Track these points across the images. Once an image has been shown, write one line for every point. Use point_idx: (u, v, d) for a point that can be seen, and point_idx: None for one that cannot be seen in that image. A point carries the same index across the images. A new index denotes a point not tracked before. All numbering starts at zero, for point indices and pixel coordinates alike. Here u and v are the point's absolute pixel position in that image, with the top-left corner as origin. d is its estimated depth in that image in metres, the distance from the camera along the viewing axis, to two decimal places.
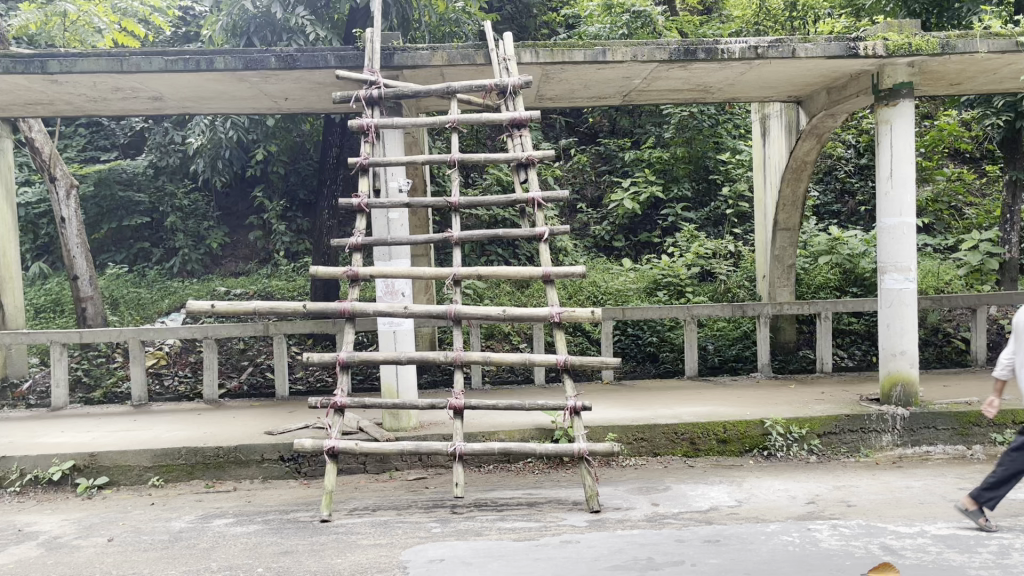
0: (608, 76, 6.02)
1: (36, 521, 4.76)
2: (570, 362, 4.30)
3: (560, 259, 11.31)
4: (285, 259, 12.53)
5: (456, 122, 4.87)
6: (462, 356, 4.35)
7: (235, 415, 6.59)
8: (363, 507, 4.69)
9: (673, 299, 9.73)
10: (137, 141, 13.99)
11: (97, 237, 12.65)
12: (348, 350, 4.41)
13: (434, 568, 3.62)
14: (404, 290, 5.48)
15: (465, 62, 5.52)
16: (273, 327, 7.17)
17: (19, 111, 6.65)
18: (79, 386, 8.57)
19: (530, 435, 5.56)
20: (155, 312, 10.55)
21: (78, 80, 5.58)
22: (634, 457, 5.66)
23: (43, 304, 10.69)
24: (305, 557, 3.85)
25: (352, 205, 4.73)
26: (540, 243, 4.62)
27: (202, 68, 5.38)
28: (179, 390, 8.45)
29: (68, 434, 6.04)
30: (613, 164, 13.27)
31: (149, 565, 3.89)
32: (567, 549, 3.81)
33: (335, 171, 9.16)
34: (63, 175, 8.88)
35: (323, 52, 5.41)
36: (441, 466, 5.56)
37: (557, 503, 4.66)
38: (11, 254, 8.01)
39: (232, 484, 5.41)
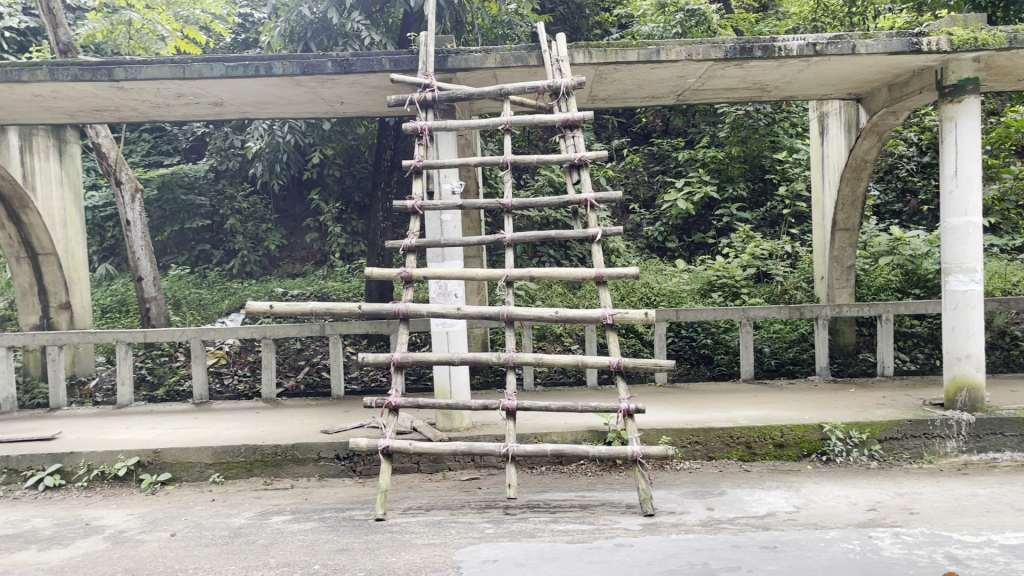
0: (661, 74, 5.97)
1: (103, 516, 4.92)
2: (623, 364, 4.27)
3: (612, 260, 11.28)
4: (341, 260, 12.71)
5: (509, 123, 4.87)
6: (514, 359, 4.36)
7: (292, 413, 6.71)
8: (417, 506, 4.73)
9: (727, 300, 9.60)
10: (198, 145, 14.35)
11: (160, 240, 13.02)
12: (402, 350, 4.46)
13: (488, 568, 3.63)
14: (457, 292, 5.50)
15: (519, 64, 5.53)
16: (329, 327, 7.25)
17: (88, 117, 6.88)
18: (143, 384, 8.82)
19: (583, 437, 5.54)
20: (216, 312, 10.80)
21: (143, 86, 5.75)
22: (689, 460, 5.59)
23: (110, 304, 11.03)
24: (361, 555, 3.90)
25: (407, 207, 4.77)
26: (593, 244, 4.59)
27: (261, 74, 5.49)
28: (239, 389, 8.64)
29: (132, 430, 6.23)
30: (666, 164, 13.19)
31: (209, 560, 3.97)
32: (621, 552, 3.78)
33: (389, 174, 9.28)
34: (129, 179, 9.12)
35: (378, 55, 5.45)
36: (494, 467, 5.57)
37: (610, 506, 4.63)
38: (79, 255, 8.32)
39: (289, 482, 5.51)
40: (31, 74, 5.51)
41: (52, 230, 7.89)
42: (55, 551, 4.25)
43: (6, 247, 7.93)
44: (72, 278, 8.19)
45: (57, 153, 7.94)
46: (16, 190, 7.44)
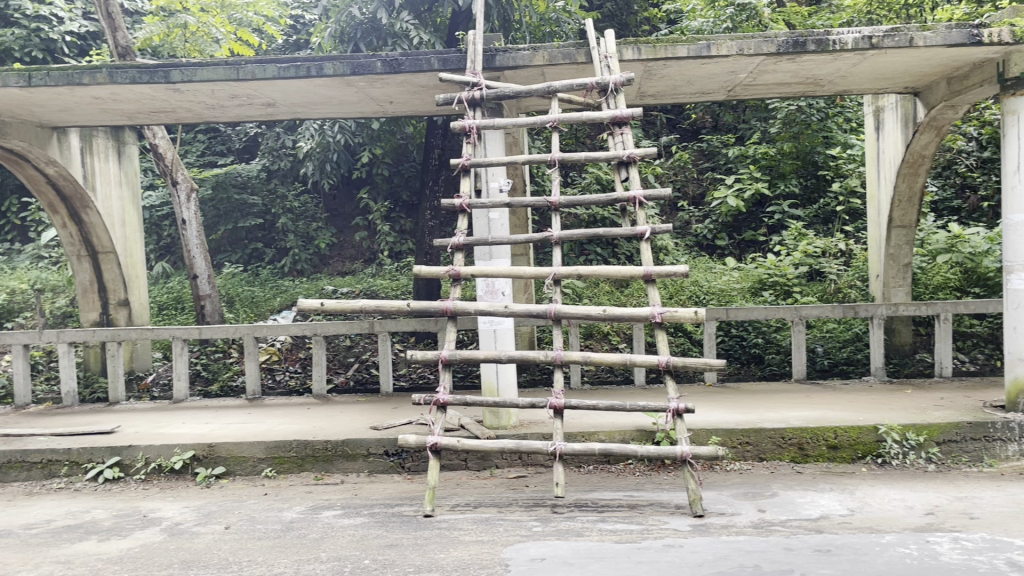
0: (713, 70, 5.89)
1: (160, 508, 5.05)
2: (673, 363, 4.24)
3: (660, 258, 11.18)
4: (390, 259, 12.80)
5: (557, 120, 4.86)
6: (562, 357, 4.35)
7: (341, 409, 6.79)
8: (465, 503, 4.75)
9: (779, 299, 9.45)
10: (251, 145, 14.62)
11: (215, 238, 13.29)
12: (450, 348, 4.49)
13: (536, 567, 3.62)
14: (504, 290, 5.51)
15: (567, 61, 5.51)
16: (378, 325, 7.31)
17: (146, 119, 7.05)
18: (198, 379, 9.02)
19: (631, 436, 5.50)
20: (268, 310, 10.99)
21: (198, 88, 5.87)
22: (739, 461, 5.52)
23: (166, 301, 11.29)
24: (410, 551, 3.93)
25: (454, 205, 4.80)
26: (642, 242, 4.56)
27: (312, 74, 5.57)
28: (290, 385, 8.78)
29: (187, 424, 6.38)
30: (716, 160, 13.04)
31: (262, 553, 4.04)
32: (670, 553, 3.75)
33: (437, 173, 9.33)
34: (184, 179, 9.32)
35: (426, 55, 5.49)
36: (541, 465, 5.57)
37: (659, 506, 4.59)
38: (138, 254, 8.56)
39: (340, 477, 5.58)
40: (91, 77, 5.66)
41: (112, 229, 8.12)
42: (114, 541, 4.37)
43: (68, 245, 8.18)
44: (131, 276, 8.44)
45: (116, 154, 8.18)
46: (77, 190, 7.67)
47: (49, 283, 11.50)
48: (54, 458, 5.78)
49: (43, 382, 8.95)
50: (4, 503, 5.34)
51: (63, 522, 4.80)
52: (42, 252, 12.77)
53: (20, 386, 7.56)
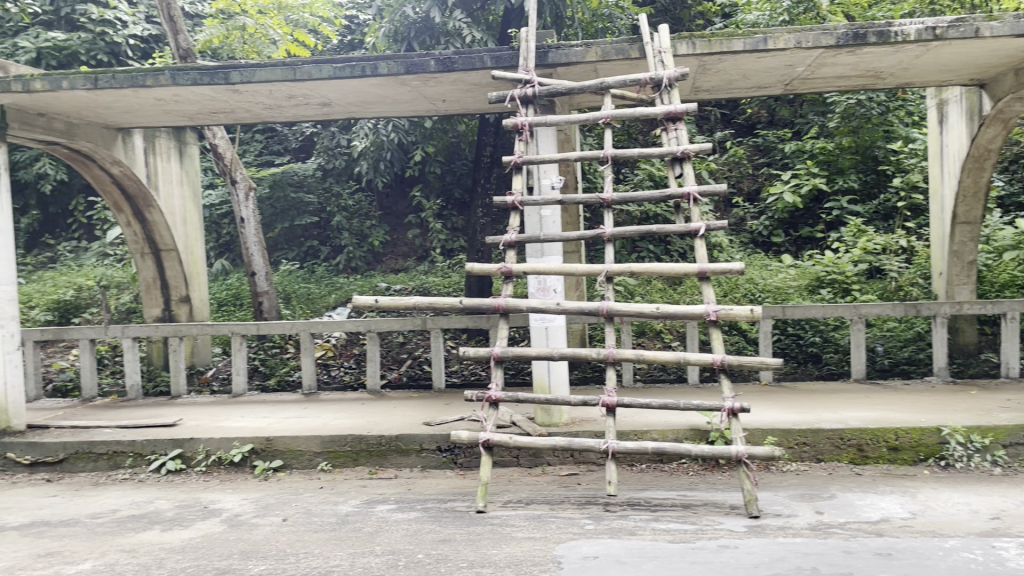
0: (770, 64, 5.79)
1: (220, 499, 5.17)
2: (728, 362, 4.20)
3: (715, 255, 11.04)
4: (442, 256, 12.89)
5: (610, 117, 4.83)
6: (614, 355, 4.35)
7: (395, 405, 6.87)
8: (517, 500, 4.76)
9: (837, 297, 9.24)
10: (307, 144, 14.85)
11: (272, 236, 13.54)
12: (502, 345, 4.54)
13: (588, 564, 3.62)
14: (556, 287, 5.49)
15: (620, 57, 5.46)
16: (431, 322, 7.36)
17: (206, 119, 7.22)
18: (257, 374, 9.22)
19: (684, 436, 5.44)
20: (324, 306, 11.15)
21: (256, 89, 5.99)
22: (796, 462, 5.43)
23: (225, 298, 11.55)
24: (463, 546, 3.96)
25: (506, 202, 4.83)
26: (696, 239, 4.51)
27: (367, 74, 5.64)
28: (345, 380, 8.91)
29: (246, 418, 6.52)
30: (772, 155, 12.83)
31: (319, 546, 4.11)
32: (725, 554, 3.71)
33: (489, 170, 9.33)
34: (243, 178, 9.52)
35: (479, 53, 5.51)
36: (594, 463, 5.54)
37: (713, 506, 4.54)
38: (198, 252, 8.76)
39: (393, 472, 5.64)
40: (154, 79, 5.81)
41: (174, 228, 8.34)
42: (177, 531, 4.49)
43: (132, 243, 8.44)
44: (191, 273, 8.64)
45: (177, 154, 8.40)
46: (140, 190, 7.90)
47: (113, 280, 11.86)
48: (119, 449, 5.96)
49: (108, 376, 9.24)
50: (72, 493, 5.52)
51: (128, 512, 4.95)
52: (108, 249, 13.17)
53: (86, 380, 7.81)
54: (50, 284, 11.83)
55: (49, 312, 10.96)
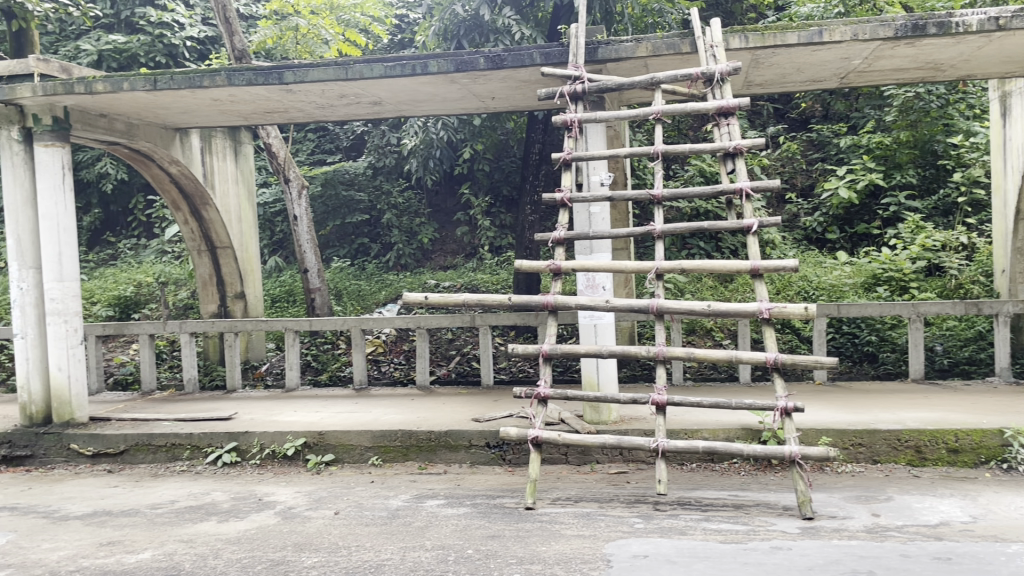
0: (825, 57, 5.69)
1: (274, 492, 5.27)
2: (781, 361, 4.13)
3: (767, 252, 10.86)
4: (490, 253, 12.93)
5: (660, 112, 4.79)
6: (664, 352, 4.32)
7: (444, 401, 6.92)
8: (566, 497, 4.76)
9: (895, 296, 9.01)
10: (358, 143, 15.03)
11: (323, 234, 13.74)
12: (551, 342, 4.55)
13: (638, 563, 3.59)
14: (605, 284, 5.45)
15: (671, 52, 5.39)
16: (479, 319, 7.38)
17: (261, 119, 7.34)
18: (309, 369, 9.37)
19: (736, 435, 5.36)
20: (373, 303, 11.25)
21: (309, 88, 6.07)
22: (851, 463, 5.32)
23: (279, 294, 11.75)
24: (512, 542, 3.96)
25: (555, 199, 4.84)
26: (749, 236, 4.45)
27: (418, 72, 5.68)
28: (395, 376, 9.00)
29: (299, 413, 6.63)
30: (827, 150, 12.62)
31: (370, 539, 4.16)
32: (778, 555, 3.65)
33: (537, 167, 9.30)
34: (295, 177, 9.67)
35: (528, 50, 5.50)
36: (643, 462, 5.50)
37: (766, 506, 4.47)
38: (253, 249, 8.91)
39: (442, 467, 5.68)
40: (211, 80, 5.93)
41: (229, 225, 8.51)
42: (233, 523, 4.59)
43: (189, 240, 8.67)
44: (246, 270, 8.79)
45: (233, 154, 8.58)
46: (197, 189, 8.10)
47: (171, 277, 12.17)
48: (177, 442, 6.11)
49: (166, 370, 9.48)
50: (133, 483, 5.68)
51: (186, 503, 5.08)
52: (166, 247, 13.51)
53: (146, 374, 8.03)
54: (111, 281, 12.18)
55: (111, 308, 11.28)
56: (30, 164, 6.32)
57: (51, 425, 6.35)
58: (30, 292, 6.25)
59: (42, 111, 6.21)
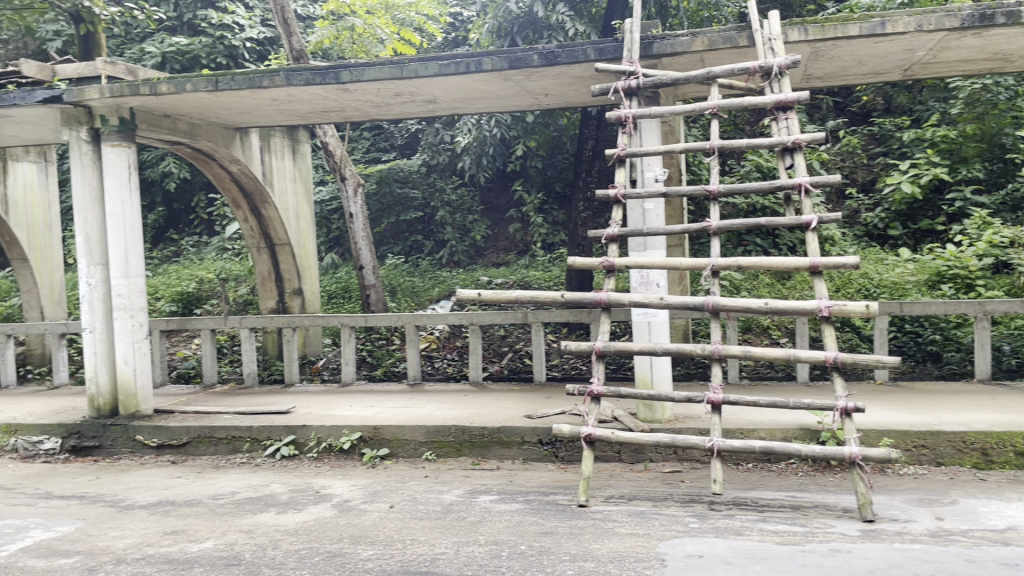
0: (886, 49, 5.55)
1: (331, 485, 5.36)
2: (841, 360, 4.04)
3: (826, 249, 10.62)
4: (543, 250, 12.91)
5: (716, 106, 4.73)
6: (720, 351, 4.27)
7: (498, 397, 6.94)
8: (619, 495, 4.74)
9: (960, 294, 8.68)
10: (412, 141, 15.19)
11: (378, 231, 13.91)
12: (604, 340, 4.53)
13: (693, 563, 3.56)
14: (659, 281, 5.41)
15: (728, 45, 5.30)
16: (532, 315, 7.38)
17: (318, 118, 7.46)
18: (364, 364, 9.50)
19: (793, 435, 5.27)
20: (427, 299, 11.34)
21: (365, 87, 6.15)
22: (913, 466, 5.18)
23: (335, 291, 11.92)
24: (566, 539, 3.96)
25: (609, 196, 4.82)
26: (808, 232, 4.36)
27: (471, 70, 5.69)
28: (448, 371, 9.07)
29: (355, 407, 6.72)
30: (889, 144, 12.29)
31: (424, 533, 4.20)
32: (838, 558, 3.58)
33: (591, 163, 9.25)
34: (352, 175, 9.80)
35: (583, 45, 5.48)
36: (698, 461, 5.44)
37: (824, 508, 4.39)
38: (310, 246, 9.06)
39: (495, 463, 5.70)
40: (270, 80, 6.04)
41: (288, 223, 8.67)
42: (291, 514, 4.68)
43: (249, 238, 8.86)
44: (304, 266, 8.95)
45: (291, 152, 8.75)
46: (257, 188, 8.27)
47: (231, 273, 12.45)
48: (238, 434, 6.26)
49: (227, 364, 9.71)
50: (195, 474, 5.84)
51: (246, 495, 5.20)
52: (227, 244, 13.83)
53: (207, 368, 8.23)
54: (175, 277, 12.52)
55: (174, 303, 11.58)
56: (98, 164, 6.53)
57: (118, 417, 6.56)
58: (98, 288, 6.45)
59: (109, 112, 6.41)
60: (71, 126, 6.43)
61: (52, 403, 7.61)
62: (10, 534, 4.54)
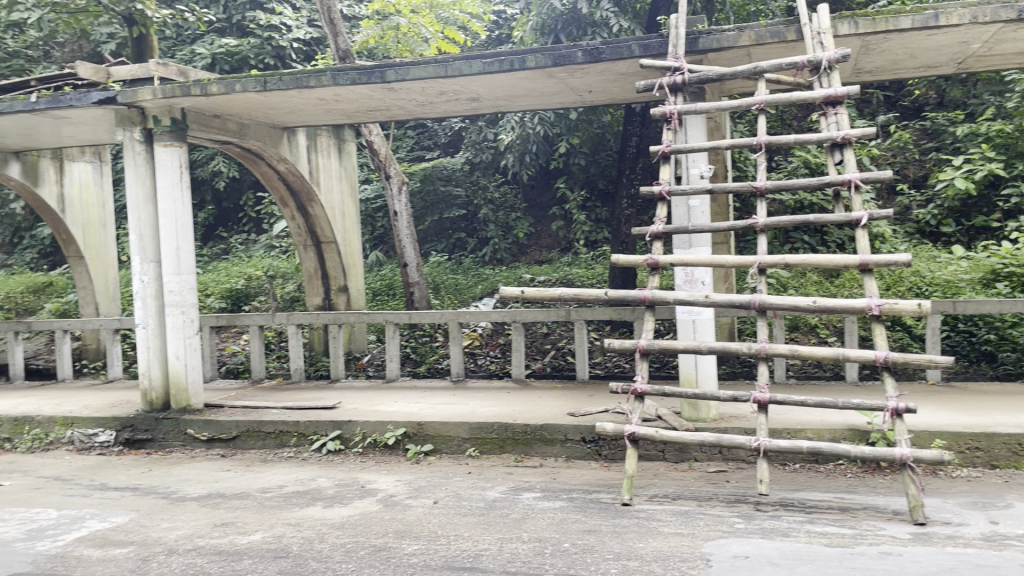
0: (940, 41, 5.42)
1: (375, 480, 5.42)
2: (892, 359, 3.97)
3: (876, 247, 10.39)
4: (586, 247, 12.88)
5: (764, 102, 4.66)
6: (767, 349, 4.22)
7: (540, 395, 6.94)
8: (663, 495, 4.71)
9: (1016, 292, 8.38)
10: (455, 139, 15.27)
11: (422, 229, 14.01)
12: (648, 338, 4.50)
13: (739, 564, 3.52)
14: (704, 279, 5.36)
15: (775, 40, 5.22)
16: (574, 313, 7.36)
17: (363, 117, 7.54)
18: (408, 361, 9.57)
19: (842, 436, 5.18)
20: (470, 297, 11.39)
21: (409, 86, 6.19)
22: (967, 468, 5.06)
23: (379, 288, 12.03)
24: (609, 538, 3.95)
25: (653, 192, 4.78)
26: (858, 229, 4.28)
27: (516, 67, 5.69)
28: (491, 368, 9.11)
29: (399, 403, 6.79)
30: (941, 139, 11.99)
31: (468, 529, 4.23)
32: (888, 561, 3.51)
33: (634, 160, 9.19)
34: (396, 173, 9.87)
35: (627, 42, 5.45)
36: (743, 461, 5.38)
37: (874, 510, 4.31)
38: (355, 244, 9.16)
39: (538, 460, 5.71)
40: (317, 80, 6.11)
41: (334, 221, 8.77)
42: (337, 508, 4.74)
43: (296, 235, 8.99)
44: (349, 264, 9.05)
45: (337, 151, 8.85)
46: (304, 186, 8.37)
47: (279, 270, 12.64)
48: (285, 429, 6.36)
49: (275, 360, 9.89)
50: (244, 468, 5.95)
51: (293, 488, 5.28)
52: (274, 242, 14.04)
53: (256, 363, 8.37)
54: (224, 274, 12.76)
55: (223, 300, 11.80)
56: (151, 164, 6.67)
57: (169, 411, 6.71)
58: (151, 285, 6.61)
59: (161, 113, 6.54)
60: (125, 126, 6.58)
61: (107, 397, 7.81)
62: (67, 523, 4.67)
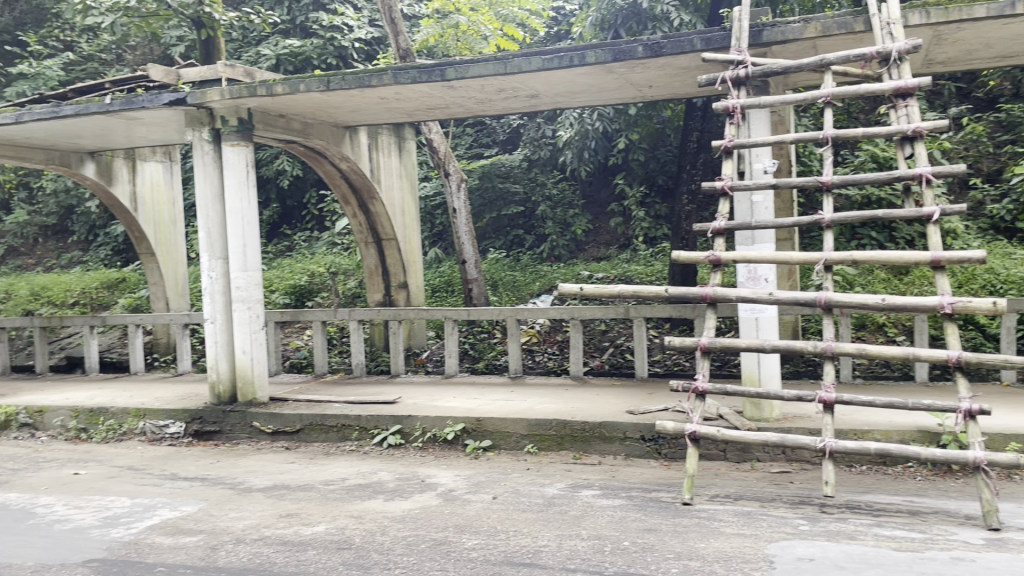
0: (1016, 30, 5.21)
1: (435, 474, 5.48)
2: (965, 359, 3.84)
3: (948, 243, 10.04)
4: (644, 244, 12.78)
5: (830, 95, 4.55)
6: (833, 348, 4.13)
7: (599, 392, 6.92)
8: (725, 495, 4.65)
9: None
10: (514, 137, 15.30)
11: (481, 225, 14.08)
12: (709, 336, 4.44)
13: (803, 567, 3.46)
14: (768, 276, 5.27)
15: (842, 31, 5.09)
16: (633, 310, 7.28)
17: (423, 116, 7.60)
18: (466, 357, 9.64)
19: (911, 437, 5.04)
20: (528, 293, 11.41)
21: (468, 83, 6.21)
22: None
23: (438, 285, 12.15)
24: (670, 537, 3.92)
25: (715, 188, 4.70)
26: (929, 224, 4.15)
27: (576, 63, 5.67)
28: (549, 365, 9.10)
29: (458, 399, 6.84)
30: (1018, 132, 11.55)
31: (527, 525, 4.24)
32: (959, 567, 3.40)
33: (695, 156, 9.08)
34: (455, 170, 9.92)
35: (689, 36, 5.37)
36: (807, 462, 5.27)
37: (945, 514, 4.18)
38: (415, 240, 9.24)
39: (597, 458, 5.69)
40: (378, 79, 6.18)
41: (393, 218, 8.87)
42: (398, 502, 4.80)
43: (357, 232, 9.13)
44: (409, 260, 9.13)
45: (397, 149, 8.94)
46: (364, 183, 8.48)
47: (340, 267, 12.84)
48: (347, 423, 6.47)
49: (336, 355, 10.08)
50: (307, 461, 6.07)
51: (355, 481, 5.36)
52: (336, 239, 14.28)
53: (318, 358, 8.53)
54: (288, 271, 13.01)
55: (287, 296, 12.06)
56: (219, 163, 6.85)
57: (236, 404, 6.89)
58: (219, 281, 6.80)
59: (228, 113, 6.70)
60: (194, 127, 6.77)
61: (176, 390, 8.05)
62: (140, 512, 4.84)
